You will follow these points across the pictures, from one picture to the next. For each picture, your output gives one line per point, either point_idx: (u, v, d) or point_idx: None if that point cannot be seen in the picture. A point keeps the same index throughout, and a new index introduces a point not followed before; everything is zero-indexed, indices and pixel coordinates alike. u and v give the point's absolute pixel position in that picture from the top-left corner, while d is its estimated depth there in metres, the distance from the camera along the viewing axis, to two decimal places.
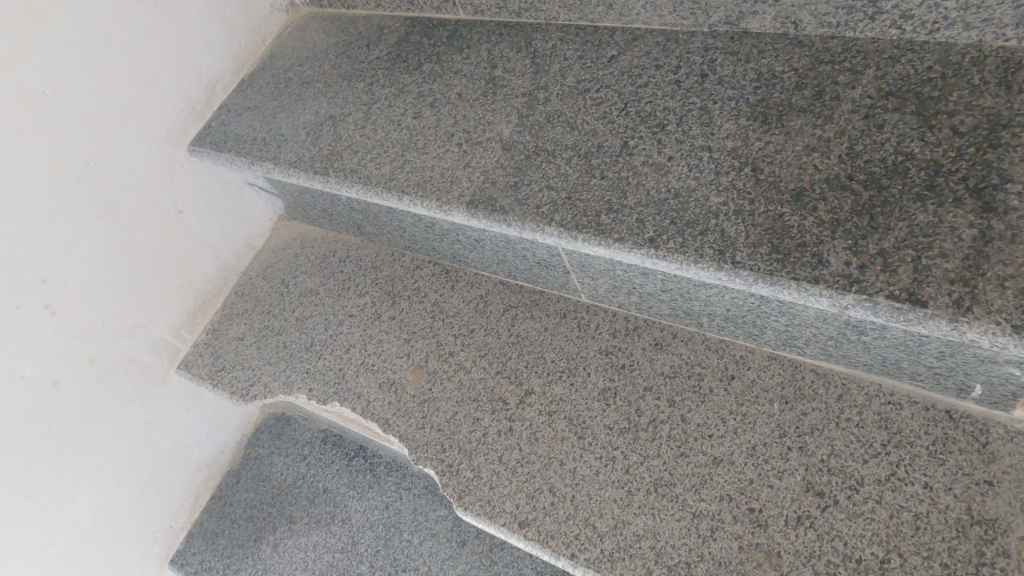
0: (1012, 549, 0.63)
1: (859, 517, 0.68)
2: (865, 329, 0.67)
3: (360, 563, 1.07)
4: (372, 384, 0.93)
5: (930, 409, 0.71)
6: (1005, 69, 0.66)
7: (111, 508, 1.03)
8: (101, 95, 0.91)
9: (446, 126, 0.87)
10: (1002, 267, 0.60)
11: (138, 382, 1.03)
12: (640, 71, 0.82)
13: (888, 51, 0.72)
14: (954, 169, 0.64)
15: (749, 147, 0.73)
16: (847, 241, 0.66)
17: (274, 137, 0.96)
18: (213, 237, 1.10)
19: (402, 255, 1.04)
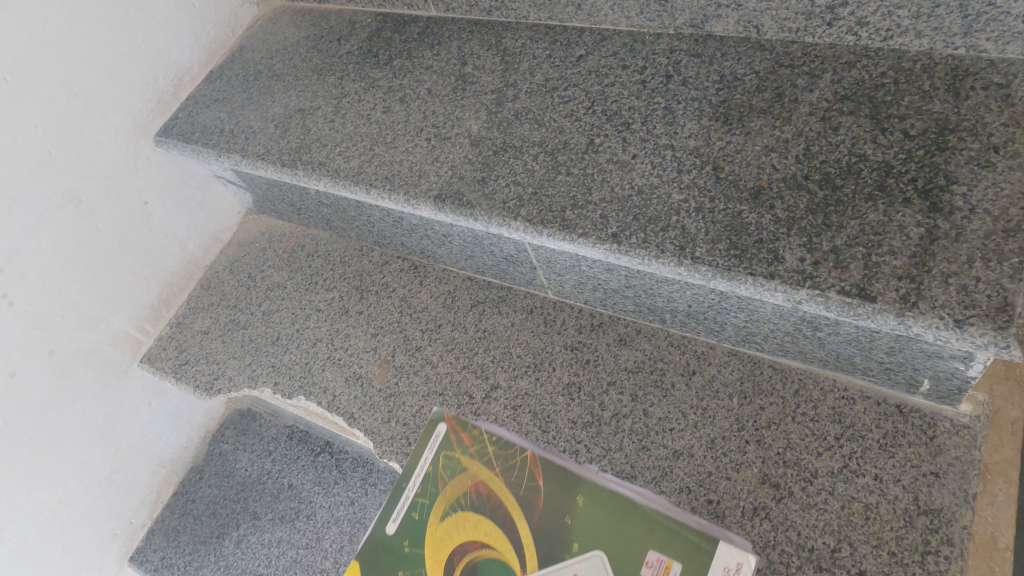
0: (956, 537, 0.65)
1: (812, 508, 0.70)
2: (819, 326, 0.69)
3: (324, 559, 1.07)
4: (339, 378, 0.97)
5: (882, 404, 0.73)
6: (953, 76, 0.67)
7: (71, 501, 1.02)
8: (65, 83, 0.90)
9: (416, 120, 0.88)
10: (947, 265, 0.58)
11: (99, 375, 1.02)
12: (607, 71, 0.82)
13: (844, 57, 0.73)
14: (905, 171, 0.63)
15: (711, 147, 0.72)
16: (802, 240, 0.63)
17: (244, 131, 0.97)
18: (181, 231, 1.11)
19: (370, 251, 1.07)
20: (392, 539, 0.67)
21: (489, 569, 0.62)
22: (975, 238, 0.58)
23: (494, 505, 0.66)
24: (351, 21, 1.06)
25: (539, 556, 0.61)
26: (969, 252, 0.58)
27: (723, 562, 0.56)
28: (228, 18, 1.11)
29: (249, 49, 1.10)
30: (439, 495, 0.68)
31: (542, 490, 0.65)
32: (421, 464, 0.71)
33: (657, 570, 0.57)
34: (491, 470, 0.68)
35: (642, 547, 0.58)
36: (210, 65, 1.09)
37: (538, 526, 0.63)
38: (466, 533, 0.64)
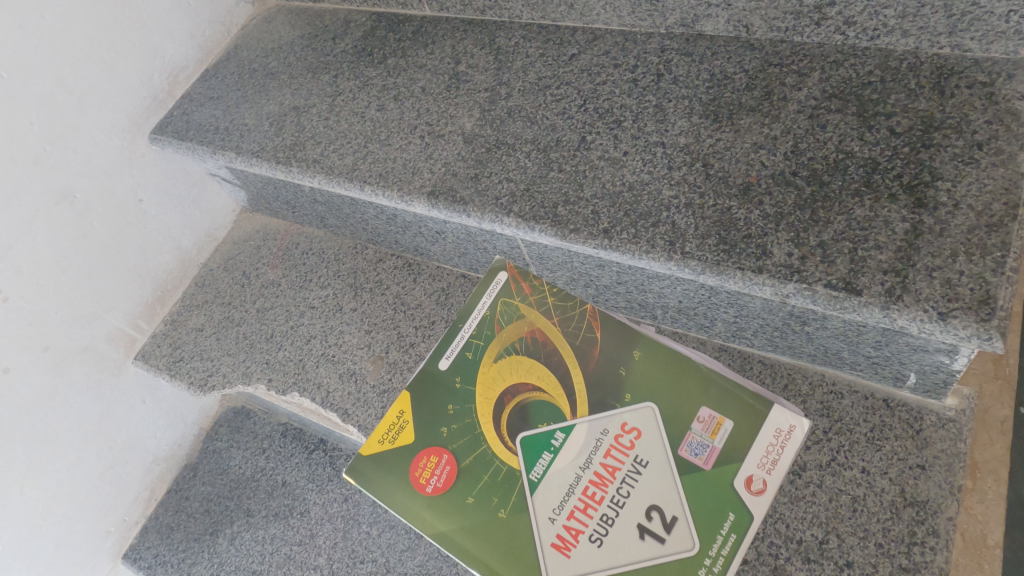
0: (941, 528, 0.66)
1: (801, 500, 0.71)
2: (807, 321, 0.69)
3: (318, 556, 1.08)
4: (332, 375, 0.97)
5: (869, 398, 0.74)
6: (938, 75, 0.68)
7: (64, 498, 1.02)
8: (60, 80, 0.91)
9: (410, 117, 0.89)
10: (931, 260, 0.59)
11: (93, 372, 1.02)
12: (599, 69, 0.83)
13: (832, 56, 0.74)
14: (890, 168, 0.64)
15: (701, 144, 0.73)
16: (789, 234, 0.64)
17: (239, 128, 0.98)
18: (175, 228, 1.12)
19: (364, 249, 1.08)
20: (447, 376, 0.75)
21: (540, 409, 0.72)
22: (959, 233, 0.59)
23: (549, 351, 0.75)
24: (346, 21, 1.07)
25: (593, 405, 0.71)
26: (952, 247, 0.59)
27: (776, 425, 0.67)
28: (224, 17, 1.11)
29: (244, 48, 1.11)
30: (495, 337, 0.76)
31: (599, 344, 0.74)
32: (478, 309, 0.78)
33: (709, 425, 0.68)
34: (549, 321, 0.76)
35: (694, 403, 0.69)
36: (205, 63, 1.10)
37: (593, 374, 0.73)
38: (520, 373, 0.74)
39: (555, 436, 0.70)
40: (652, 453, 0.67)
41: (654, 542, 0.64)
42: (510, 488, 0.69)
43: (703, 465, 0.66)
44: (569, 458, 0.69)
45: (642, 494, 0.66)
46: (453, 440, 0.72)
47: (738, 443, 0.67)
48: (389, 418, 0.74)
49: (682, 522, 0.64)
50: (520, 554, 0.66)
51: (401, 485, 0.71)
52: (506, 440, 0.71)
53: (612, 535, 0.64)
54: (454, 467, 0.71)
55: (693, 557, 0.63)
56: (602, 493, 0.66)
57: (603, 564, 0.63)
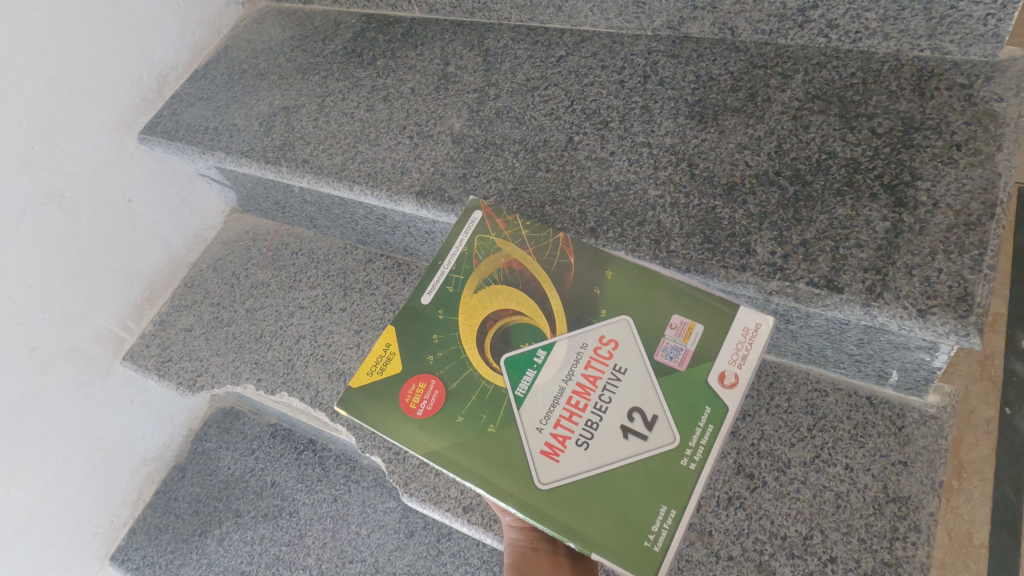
0: (922, 524, 0.67)
1: (785, 497, 0.72)
2: (791, 319, 0.70)
3: (306, 556, 1.10)
4: (321, 374, 0.97)
5: (852, 396, 0.75)
6: (919, 77, 0.69)
7: (50, 500, 1.01)
8: (49, 79, 0.89)
9: (399, 118, 0.89)
10: (911, 258, 0.60)
11: (81, 372, 1.02)
12: (586, 71, 0.84)
13: (815, 58, 0.75)
14: (872, 168, 0.65)
15: (686, 144, 0.74)
16: (772, 233, 0.65)
17: (229, 129, 0.98)
18: (164, 229, 1.12)
19: (354, 249, 1.08)
20: (429, 309, 0.63)
21: (522, 331, 0.60)
22: (938, 231, 0.60)
23: (527, 278, 0.63)
24: (336, 22, 1.07)
25: (570, 321, 0.60)
26: (932, 245, 0.60)
27: (741, 324, 0.58)
28: (214, 18, 1.12)
29: (234, 49, 1.11)
30: (473, 270, 0.64)
31: (573, 268, 0.63)
32: (456, 245, 0.66)
33: (681, 330, 0.58)
34: (525, 250, 0.65)
35: (664, 310, 0.59)
36: (195, 64, 1.10)
37: (569, 295, 0.61)
38: (500, 302, 0.62)
39: (536, 353, 0.59)
40: (630, 360, 0.57)
41: (638, 441, 0.54)
42: (499, 403, 0.57)
43: (676, 365, 0.57)
44: (550, 372, 0.58)
45: (624, 397, 0.56)
46: (441, 364, 0.61)
47: (709, 343, 0.57)
48: (374, 351, 0.63)
49: (664, 419, 0.54)
50: (511, 464, 0.55)
51: (392, 413, 0.59)
52: (490, 360, 0.60)
53: (597, 439, 0.54)
54: (443, 391, 0.59)
55: (676, 450, 0.53)
56: (583, 402, 0.56)
57: (591, 467, 0.53)
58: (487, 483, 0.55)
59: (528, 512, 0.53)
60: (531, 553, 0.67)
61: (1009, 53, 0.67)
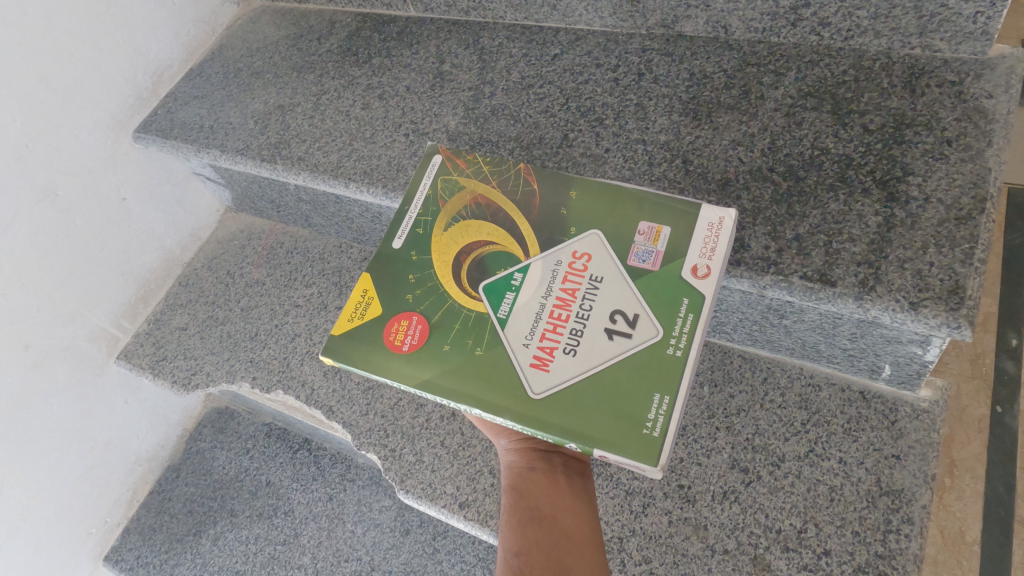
0: (915, 516, 0.67)
1: (779, 490, 0.72)
2: (785, 315, 0.71)
3: (302, 555, 1.10)
4: (317, 372, 0.98)
5: (846, 391, 0.76)
6: (910, 74, 0.70)
7: (43, 500, 1.01)
8: (42, 77, 0.89)
9: (395, 116, 0.90)
10: (903, 252, 0.61)
11: (75, 371, 1.02)
12: (581, 69, 0.85)
13: (807, 56, 0.75)
14: (864, 163, 0.66)
15: (680, 141, 0.74)
16: (766, 228, 0.66)
17: (224, 127, 0.98)
18: (159, 228, 1.12)
19: (349, 248, 1.08)
20: (402, 252, 0.65)
21: (496, 259, 0.62)
22: (930, 226, 0.61)
23: (494, 209, 0.64)
24: (331, 21, 1.07)
25: (541, 241, 0.61)
26: (923, 239, 0.61)
27: (706, 221, 0.58)
28: (208, 17, 1.12)
29: (229, 48, 1.11)
30: (441, 210, 0.66)
31: (538, 192, 0.64)
32: (420, 189, 0.68)
33: (650, 235, 0.59)
34: (488, 183, 0.66)
35: (631, 219, 0.60)
36: (189, 63, 1.10)
37: (536, 217, 0.63)
38: (470, 235, 0.64)
39: (513, 276, 0.60)
40: (605, 268, 0.58)
41: (623, 340, 0.55)
42: (482, 327, 0.59)
43: (650, 268, 0.57)
44: (530, 291, 0.59)
45: (604, 303, 0.57)
46: (420, 300, 0.62)
47: (678, 242, 0.58)
48: (352, 299, 0.64)
49: (646, 316, 0.55)
50: (503, 380, 0.56)
51: (378, 354, 0.61)
52: (469, 290, 0.61)
53: (583, 344, 0.55)
54: (426, 324, 0.60)
55: (661, 342, 0.54)
56: (565, 314, 0.57)
57: (581, 371, 0.55)
58: (481, 402, 0.56)
59: (525, 423, 0.54)
60: (526, 471, 0.67)
61: (998, 50, 0.68)
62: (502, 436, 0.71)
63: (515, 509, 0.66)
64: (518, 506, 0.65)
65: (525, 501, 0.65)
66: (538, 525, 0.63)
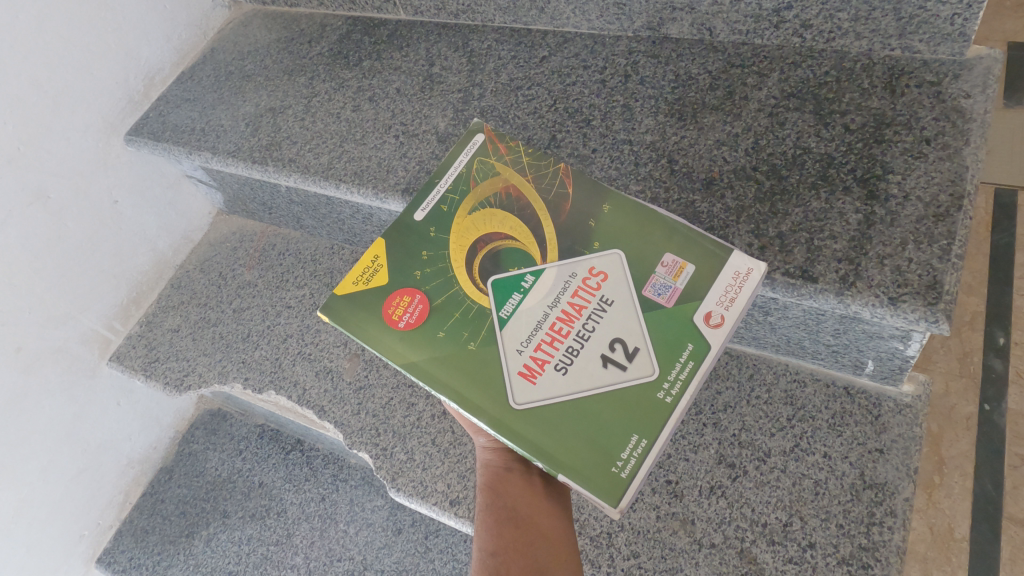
0: (898, 509, 0.69)
1: (765, 485, 0.73)
2: (769, 312, 0.72)
3: (295, 555, 1.10)
4: (309, 372, 0.99)
5: (830, 386, 0.77)
6: (890, 75, 0.71)
7: (35, 502, 1.01)
8: (35, 80, 0.90)
9: (385, 118, 0.91)
10: (882, 249, 0.62)
11: (67, 373, 1.02)
12: (568, 71, 0.86)
13: (790, 58, 0.77)
14: (846, 162, 0.67)
15: (666, 141, 0.76)
16: (750, 226, 0.67)
17: (215, 129, 0.99)
18: (150, 230, 1.12)
19: (340, 249, 1.09)
20: (421, 226, 0.62)
21: (512, 256, 0.59)
22: (909, 223, 0.62)
23: (524, 204, 0.62)
24: (322, 24, 1.08)
25: (561, 250, 0.59)
26: (903, 235, 0.62)
27: (734, 268, 0.57)
28: (200, 21, 1.13)
29: (220, 51, 1.12)
30: (470, 192, 0.63)
31: (571, 198, 0.62)
32: (455, 166, 0.65)
33: (672, 269, 0.57)
34: (525, 179, 0.63)
35: (659, 246, 0.58)
36: (181, 66, 1.11)
37: (562, 224, 0.60)
38: (493, 225, 0.61)
39: (524, 278, 0.58)
40: (618, 292, 0.57)
41: (616, 371, 0.54)
42: (483, 321, 0.57)
43: (663, 302, 0.56)
44: (537, 298, 0.57)
45: (607, 327, 0.55)
46: (427, 279, 0.59)
47: (700, 281, 0.56)
48: (361, 260, 0.61)
49: (646, 353, 0.54)
50: (488, 384, 0.55)
51: (373, 324, 0.58)
52: (477, 281, 0.59)
53: (576, 365, 0.54)
54: (428, 306, 0.58)
55: (653, 383, 0.53)
56: (566, 329, 0.56)
57: (567, 391, 0.54)
58: (461, 399, 0.55)
59: (499, 429, 0.53)
60: (504, 474, 0.68)
61: (975, 52, 0.70)
62: (480, 434, 0.72)
63: (491, 509, 0.66)
64: (494, 506, 0.66)
65: (502, 501, 0.66)
66: (514, 527, 0.64)
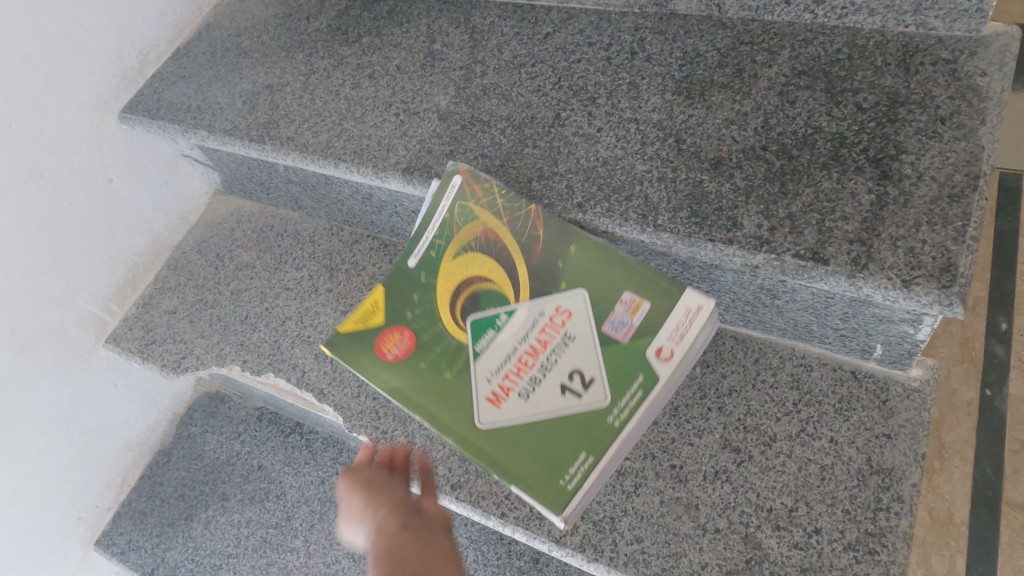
0: (906, 495, 0.68)
1: (771, 470, 0.72)
2: (777, 294, 0.71)
3: (294, 538, 1.10)
4: (308, 355, 0.97)
5: (837, 370, 0.76)
6: (903, 52, 0.69)
7: (33, 484, 1.00)
8: (27, 55, 0.88)
9: (385, 95, 0.89)
10: (895, 230, 0.60)
11: (63, 354, 1.01)
12: (573, 48, 0.84)
13: (801, 34, 0.75)
14: (857, 142, 0.66)
15: (674, 120, 0.74)
16: (759, 207, 0.66)
17: (211, 107, 0.97)
18: (147, 210, 1.10)
19: (339, 230, 1.07)
20: (414, 272, 0.75)
21: (489, 296, 0.72)
22: (922, 203, 0.61)
23: (501, 248, 0.73)
24: None
25: (533, 290, 0.71)
26: (916, 217, 0.60)
27: (686, 305, 0.67)
28: None
29: (217, 27, 1.09)
30: (453, 237, 0.74)
31: (542, 240, 0.71)
32: (438, 211, 0.74)
33: (630, 306, 0.68)
34: (501, 221, 0.73)
35: (620, 285, 0.69)
36: (176, 43, 1.08)
37: (534, 267, 0.71)
38: (474, 268, 0.73)
39: (500, 316, 0.71)
40: (580, 328, 0.68)
41: (573, 398, 0.66)
42: (460, 354, 0.70)
43: (619, 337, 0.67)
44: (509, 333, 0.70)
45: (568, 360, 0.67)
46: (414, 320, 0.73)
47: (653, 319, 0.67)
48: (362, 305, 0.75)
49: (599, 383, 0.66)
50: (460, 404, 0.69)
51: (369, 357, 0.72)
52: (458, 321, 0.72)
53: (537, 392, 0.67)
54: (415, 341, 0.72)
55: (604, 409, 0.66)
56: (532, 360, 0.68)
57: (527, 414, 0.67)
58: (435, 420, 0.68)
59: (466, 445, 0.67)
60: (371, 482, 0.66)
61: (992, 29, 0.68)
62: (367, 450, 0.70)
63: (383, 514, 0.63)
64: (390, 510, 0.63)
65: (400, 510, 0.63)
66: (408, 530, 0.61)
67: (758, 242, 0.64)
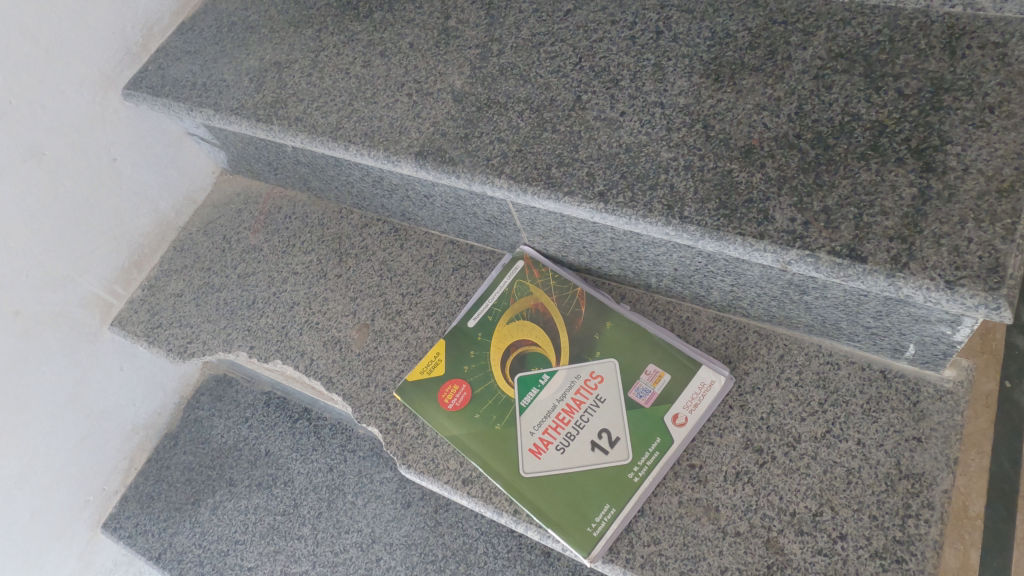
0: (936, 501, 0.65)
1: (795, 472, 0.70)
2: (807, 290, 0.67)
3: (302, 525, 1.08)
4: (317, 342, 0.94)
5: (866, 369, 0.73)
6: (949, 35, 0.65)
7: (39, 467, 1.00)
8: (26, 28, 0.85)
9: (397, 74, 0.85)
10: (938, 226, 0.57)
11: (68, 337, 0.99)
12: (595, 26, 0.79)
13: (839, 14, 0.70)
14: (899, 131, 0.62)
15: (701, 105, 0.70)
16: (792, 199, 0.62)
17: (218, 84, 0.94)
18: (153, 190, 1.07)
19: (349, 213, 1.04)
20: (473, 331, 0.84)
21: (535, 358, 0.81)
22: (968, 199, 0.57)
23: (547, 319, 0.83)
24: None
25: (571, 355, 0.80)
26: (961, 213, 0.57)
27: (701, 379, 0.75)
28: None
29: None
30: (510, 306, 0.85)
31: (583, 316, 0.82)
32: (499, 286, 0.86)
33: (653, 376, 0.76)
34: (550, 297, 0.84)
35: (646, 358, 0.78)
36: (181, 16, 1.05)
37: (574, 334, 0.81)
38: (524, 333, 0.83)
39: (542, 375, 0.80)
40: (610, 392, 0.77)
41: (600, 454, 0.74)
42: (507, 408, 0.79)
43: (643, 403, 0.75)
44: (549, 392, 0.79)
45: (598, 420, 0.76)
46: (471, 372, 0.82)
47: (673, 389, 0.75)
48: (427, 356, 0.85)
49: (624, 442, 0.74)
50: (507, 455, 0.76)
51: (432, 406, 0.82)
52: (506, 375, 0.81)
53: (571, 447, 0.75)
54: (470, 393, 0.81)
55: (626, 465, 0.73)
56: (568, 417, 0.77)
57: (562, 466, 0.74)
58: (486, 465, 0.76)
59: (511, 490, 0.74)
60: None
61: None
62: None
63: None
64: None
65: None
66: None
67: (791, 237, 0.60)
